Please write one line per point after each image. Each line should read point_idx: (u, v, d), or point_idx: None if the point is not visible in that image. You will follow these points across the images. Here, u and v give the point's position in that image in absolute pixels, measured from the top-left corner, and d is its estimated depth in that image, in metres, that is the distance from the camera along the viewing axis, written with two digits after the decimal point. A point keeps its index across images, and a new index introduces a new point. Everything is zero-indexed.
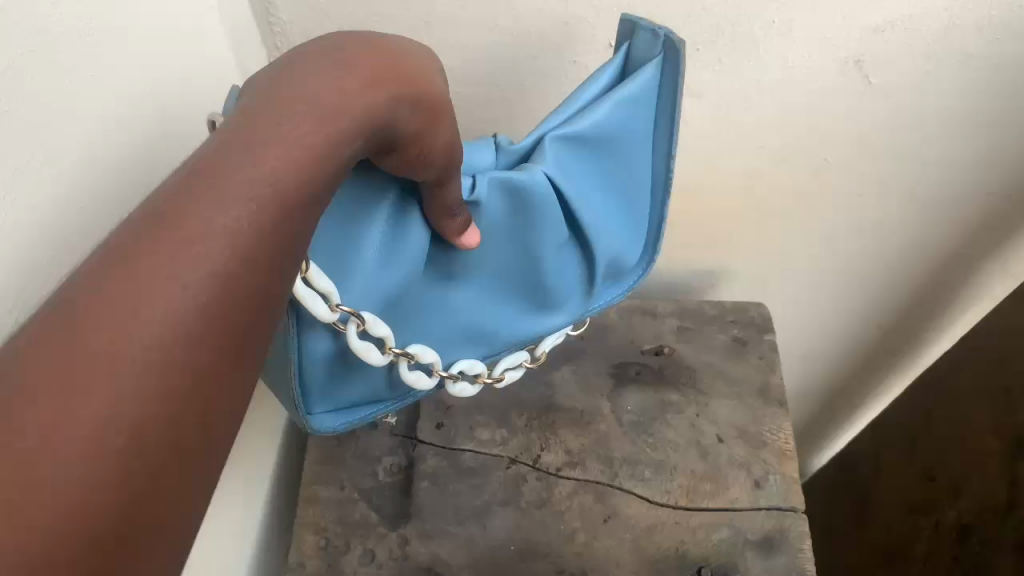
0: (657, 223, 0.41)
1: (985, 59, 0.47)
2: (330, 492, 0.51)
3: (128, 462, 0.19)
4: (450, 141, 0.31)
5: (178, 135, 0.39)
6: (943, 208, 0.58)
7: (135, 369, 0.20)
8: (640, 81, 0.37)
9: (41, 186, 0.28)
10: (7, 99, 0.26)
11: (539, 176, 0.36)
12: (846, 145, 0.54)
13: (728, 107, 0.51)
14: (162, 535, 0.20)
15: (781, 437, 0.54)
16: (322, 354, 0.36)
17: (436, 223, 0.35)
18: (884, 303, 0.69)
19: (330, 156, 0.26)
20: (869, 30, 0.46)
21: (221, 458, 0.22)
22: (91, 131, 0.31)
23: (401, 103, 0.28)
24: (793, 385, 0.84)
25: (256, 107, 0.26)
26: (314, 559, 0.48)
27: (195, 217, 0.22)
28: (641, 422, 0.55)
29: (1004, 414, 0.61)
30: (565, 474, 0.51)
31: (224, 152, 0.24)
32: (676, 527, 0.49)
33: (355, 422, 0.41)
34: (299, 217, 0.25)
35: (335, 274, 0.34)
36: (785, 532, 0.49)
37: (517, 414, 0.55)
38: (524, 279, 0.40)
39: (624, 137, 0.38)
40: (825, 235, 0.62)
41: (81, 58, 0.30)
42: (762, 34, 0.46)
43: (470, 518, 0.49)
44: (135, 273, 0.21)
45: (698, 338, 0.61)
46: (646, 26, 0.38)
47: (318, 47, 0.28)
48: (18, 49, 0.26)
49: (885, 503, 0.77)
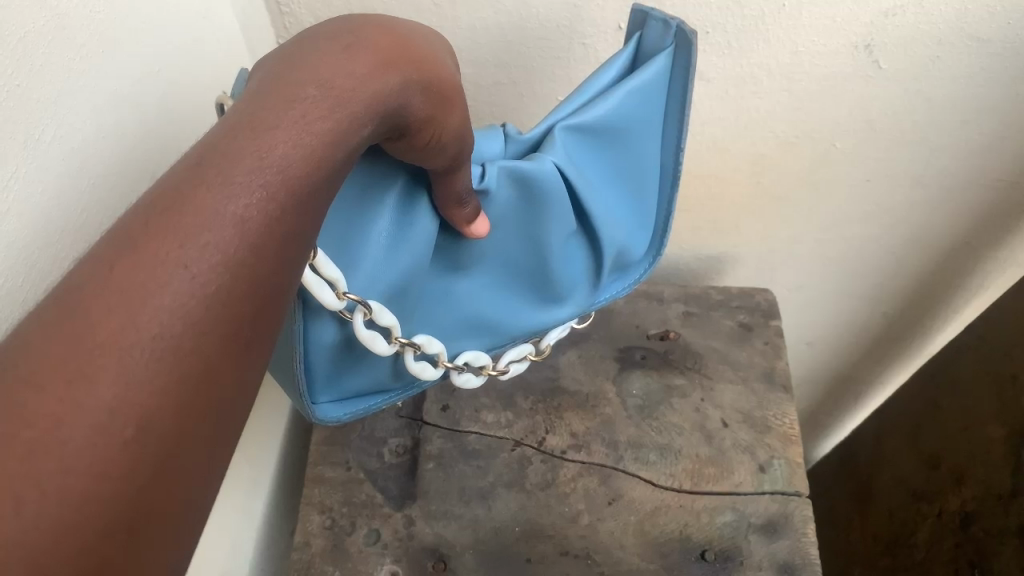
0: (665, 215, 0.41)
1: (997, 44, 0.47)
2: (336, 473, 0.52)
3: (137, 450, 0.19)
4: (461, 124, 0.31)
5: (183, 115, 0.38)
6: (953, 194, 0.58)
7: (144, 359, 0.20)
8: (650, 73, 0.37)
9: (49, 163, 0.28)
10: (16, 72, 0.26)
11: (547, 166, 0.36)
12: (856, 131, 0.53)
13: (737, 90, 0.50)
14: (167, 530, 0.20)
15: (786, 422, 0.54)
16: (327, 343, 0.36)
17: (446, 212, 0.35)
18: (889, 289, 0.69)
19: (338, 144, 0.26)
20: (881, 14, 0.45)
21: (227, 450, 0.22)
22: (99, 109, 0.31)
23: (413, 87, 0.28)
24: (799, 369, 0.84)
25: (264, 92, 0.26)
26: (319, 539, 0.49)
27: (203, 205, 0.22)
28: (646, 406, 0.55)
29: (1009, 404, 0.58)
30: (570, 457, 0.52)
31: (233, 137, 0.24)
32: (680, 510, 0.50)
33: (358, 412, 0.41)
34: (308, 205, 0.25)
35: (343, 262, 0.34)
36: (789, 517, 0.50)
37: (523, 397, 0.55)
38: (531, 271, 0.40)
39: (634, 128, 0.38)
40: (834, 221, 0.62)
41: (88, 37, 0.30)
42: (772, 18, 0.46)
43: (474, 499, 0.50)
44: (141, 261, 0.20)
45: (703, 323, 0.61)
46: (658, 17, 0.37)
47: (329, 29, 0.28)
48: (27, 24, 0.26)
49: (888, 489, 0.74)
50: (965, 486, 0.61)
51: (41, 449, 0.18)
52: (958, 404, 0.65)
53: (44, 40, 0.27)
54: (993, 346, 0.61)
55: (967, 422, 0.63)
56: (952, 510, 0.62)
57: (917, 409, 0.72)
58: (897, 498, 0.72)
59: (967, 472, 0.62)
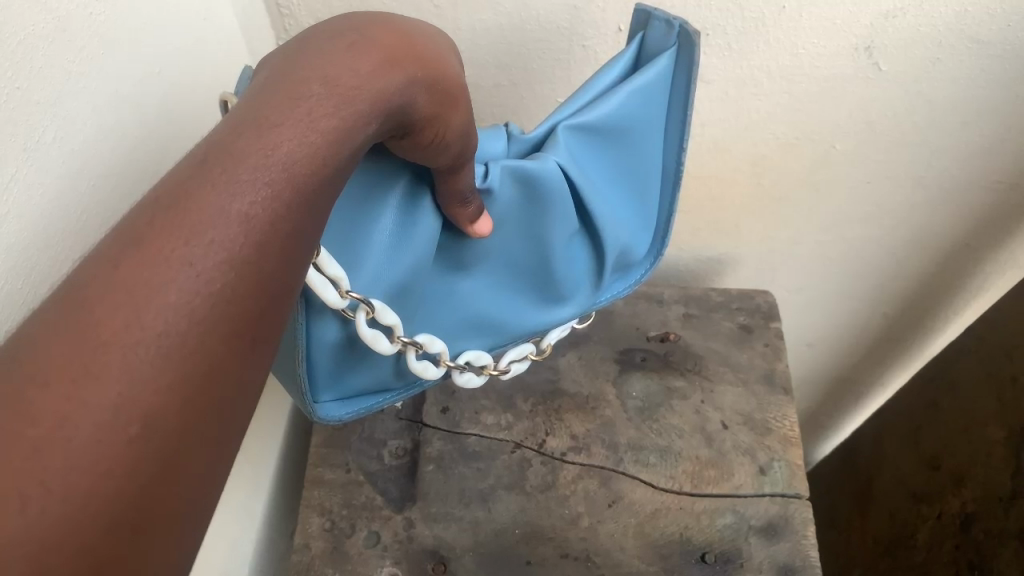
0: (667, 215, 0.41)
1: (997, 46, 0.47)
2: (336, 475, 0.52)
3: (142, 448, 0.19)
4: (465, 124, 0.31)
5: (184, 116, 0.38)
6: (953, 196, 0.58)
7: (149, 357, 0.20)
8: (653, 73, 0.37)
9: (49, 165, 0.28)
10: (16, 74, 0.26)
11: (550, 166, 0.36)
12: (856, 133, 0.53)
13: (737, 92, 0.50)
14: (171, 528, 0.20)
15: (786, 424, 0.54)
16: (330, 341, 0.36)
17: (448, 211, 0.35)
18: (890, 291, 0.69)
19: (343, 142, 0.26)
20: (881, 16, 0.45)
21: (231, 448, 0.22)
22: (99, 110, 0.31)
23: (417, 85, 0.28)
24: (800, 371, 0.84)
25: (270, 90, 0.26)
26: (318, 541, 0.49)
27: (208, 203, 0.22)
28: (646, 407, 0.55)
29: (1008, 406, 0.58)
30: (570, 459, 0.52)
31: (238, 135, 0.24)
32: (680, 512, 0.50)
33: (360, 411, 0.41)
34: (313, 202, 0.25)
35: (346, 262, 0.34)
36: (789, 519, 0.50)
37: (523, 398, 0.55)
38: (533, 270, 0.40)
39: (637, 128, 0.38)
40: (834, 223, 0.62)
41: (89, 38, 0.30)
42: (772, 19, 0.46)
43: (474, 500, 0.50)
44: (146, 260, 0.21)
45: (703, 325, 0.61)
46: (661, 16, 0.37)
47: (335, 28, 0.28)
48: (27, 26, 0.26)
49: (888, 491, 0.74)
50: (965, 488, 0.61)
51: (45, 447, 0.18)
52: (958, 406, 0.65)
53: (44, 43, 0.27)
54: (993, 348, 0.61)
55: (967, 423, 0.63)
56: (952, 512, 0.63)
57: (917, 411, 0.72)
58: (897, 500, 0.72)
59: (967, 475, 0.62)
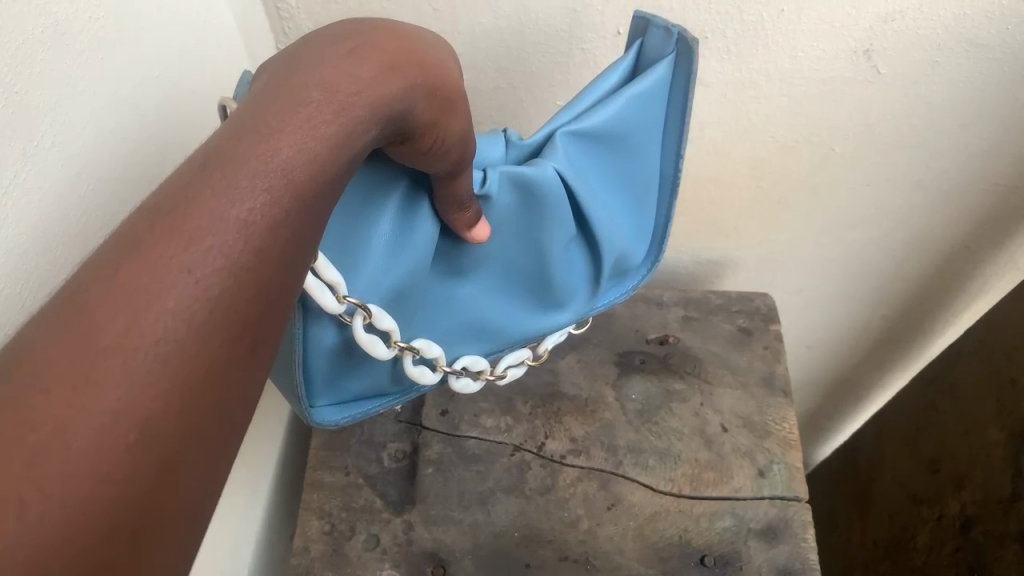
0: (664, 221, 0.42)
1: (995, 49, 0.47)
2: (336, 478, 0.52)
3: (141, 453, 0.19)
4: (463, 129, 0.31)
5: (183, 120, 0.38)
6: (952, 199, 0.58)
7: (148, 362, 0.20)
8: (652, 79, 0.37)
9: (49, 169, 0.28)
10: (15, 79, 0.26)
11: (548, 171, 0.36)
12: (855, 136, 0.53)
13: (736, 95, 0.50)
14: (169, 534, 0.20)
15: (785, 427, 0.54)
16: (328, 346, 0.36)
17: (447, 216, 0.35)
18: (889, 293, 0.69)
19: (341, 149, 0.26)
20: (879, 19, 0.46)
21: (230, 453, 0.22)
22: (98, 113, 0.31)
23: (416, 92, 0.28)
24: (799, 374, 0.84)
25: (270, 96, 0.26)
26: (318, 544, 0.48)
27: (207, 209, 0.22)
28: (645, 410, 0.55)
29: (1008, 409, 0.58)
30: (570, 462, 0.52)
31: (237, 141, 0.24)
32: (679, 515, 0.50)
33: (356, 416, 0.41)
34: (310, 209, 0.25)
35: (344, 266, 0.34)
36: (788, 522, 0.50)
37: (523, 401, 0.55)
38: (531, 275, 0.40)
39: (636, 134, 0.38)
40: (833, 225, 0.62)
41: (89, 42, 0.30)
42: (771, 22, 0.46)
43: (474, 503, 0.50)
44: (146, 266, 0.21)
45: (702, 327, 0.61)
46: (659, 23, 0.37)
47: (335, 33, 0.28)
48: (26, 30, 0.26)
49: (888, 493, 0.74)
50: (964, 490, 0.61)
51: (45, 452, 0.18)
52: (957, 408, 0.65)
53: (43, 47, 0.27)
54: (993, 350, 0.61)
55: (966, 425, 0.63)
56: (952, 514, 0.63)
57: (916, 414, 0.72)
58: (897, 502, 0.72)
59: (967, 477, 0.62)
